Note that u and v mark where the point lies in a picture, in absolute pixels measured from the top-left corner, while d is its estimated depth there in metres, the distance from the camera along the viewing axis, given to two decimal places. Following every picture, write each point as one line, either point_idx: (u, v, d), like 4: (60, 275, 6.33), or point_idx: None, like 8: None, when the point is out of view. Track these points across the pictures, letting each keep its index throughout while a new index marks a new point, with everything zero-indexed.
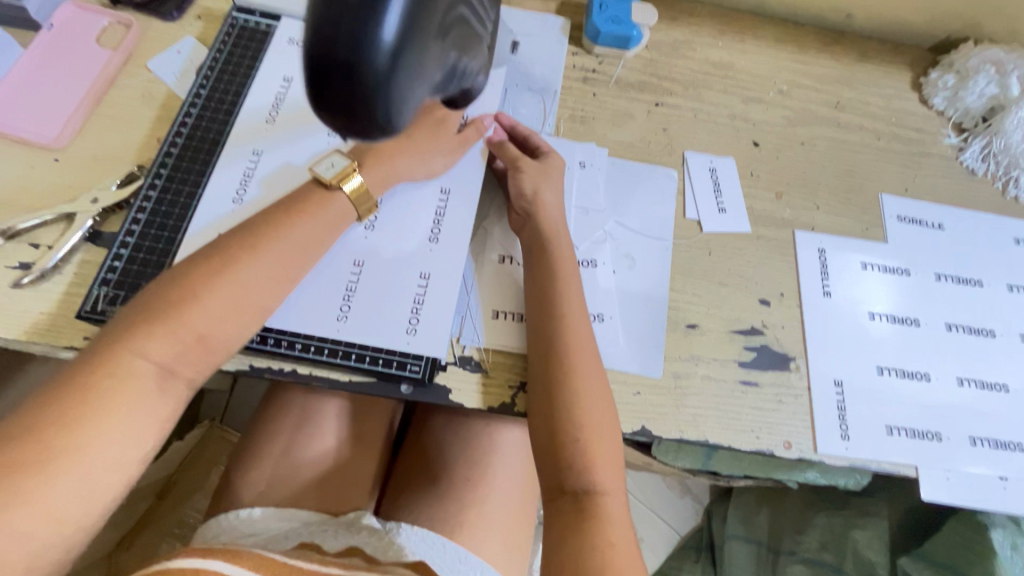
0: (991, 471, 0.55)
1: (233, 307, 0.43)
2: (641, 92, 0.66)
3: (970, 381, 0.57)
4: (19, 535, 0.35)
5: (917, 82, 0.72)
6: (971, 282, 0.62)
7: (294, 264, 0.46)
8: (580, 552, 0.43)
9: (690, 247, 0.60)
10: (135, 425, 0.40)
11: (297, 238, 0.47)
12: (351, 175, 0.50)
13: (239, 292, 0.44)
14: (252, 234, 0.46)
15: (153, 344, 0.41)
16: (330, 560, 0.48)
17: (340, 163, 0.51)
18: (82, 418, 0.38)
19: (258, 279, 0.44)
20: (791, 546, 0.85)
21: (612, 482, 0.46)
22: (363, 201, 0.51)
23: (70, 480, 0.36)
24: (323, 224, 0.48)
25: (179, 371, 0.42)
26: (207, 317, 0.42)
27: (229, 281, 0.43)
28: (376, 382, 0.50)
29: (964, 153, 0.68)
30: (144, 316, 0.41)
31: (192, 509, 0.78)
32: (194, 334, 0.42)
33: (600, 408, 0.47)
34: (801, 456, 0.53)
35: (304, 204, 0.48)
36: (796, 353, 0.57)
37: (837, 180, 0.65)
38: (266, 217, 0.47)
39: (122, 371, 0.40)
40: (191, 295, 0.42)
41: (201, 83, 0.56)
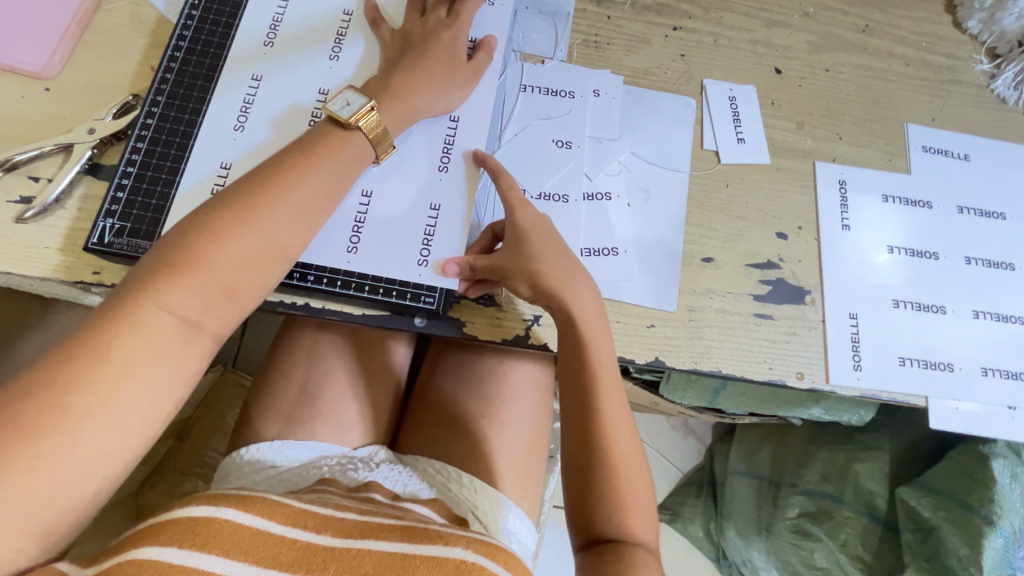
0: (1001, 400, 0.55)
1: (258, 255, 0.42)
2: (658, 15, 0.63)
3: (986, 313, 0.57)
4: (63, 480, 0.35)
5: (951, 4, 0.67)
6: (994, 215, 0.60)
7: (316, 211, 0.45)
8: (592, 493, 0.46)
9: (707, 179, 0.58)
10: (167, 375, 0.39)
11: (317, 181, 0.45)
12: (369, 112, 0.48)
13: (263, 240, 0.42)
14: (270, 177, 0.44)
15: (177, 296, 0.39)
16: (345, 505, 0.47)
17: (356, 101, 0.48)
18: (108, 368, 0.36)
19: (280, 226, 0.43)
20: (792, 478, 0.88)
21: (625, 417, 0.48)
22: (383, 140, 0.48)
23: (106, 426, 0.36)
24: (342, 167, 0.46)
25: (205, 325, 0.41)
26: (234, 265, 0.41)
27: (252, 228, 0.42)
28: (390, 315, 0.50)
29: (995, 80, 0.65)
30: (167, 267, 0.39)
31: (211, 449, 0.80)
32: (221, 284, 0.41)
33: (605, 347, 0.48)
34: (813, 386, 0.54)
35: (320, 145, 0.46)
36: (812, 287, 0.56)
37: (862, 110, 0.63)
38: (283, 160, 0.45)
39: (146, 323, 0.38)
40: (215, 242, 0.41)
41: (193, 5, 0.53)
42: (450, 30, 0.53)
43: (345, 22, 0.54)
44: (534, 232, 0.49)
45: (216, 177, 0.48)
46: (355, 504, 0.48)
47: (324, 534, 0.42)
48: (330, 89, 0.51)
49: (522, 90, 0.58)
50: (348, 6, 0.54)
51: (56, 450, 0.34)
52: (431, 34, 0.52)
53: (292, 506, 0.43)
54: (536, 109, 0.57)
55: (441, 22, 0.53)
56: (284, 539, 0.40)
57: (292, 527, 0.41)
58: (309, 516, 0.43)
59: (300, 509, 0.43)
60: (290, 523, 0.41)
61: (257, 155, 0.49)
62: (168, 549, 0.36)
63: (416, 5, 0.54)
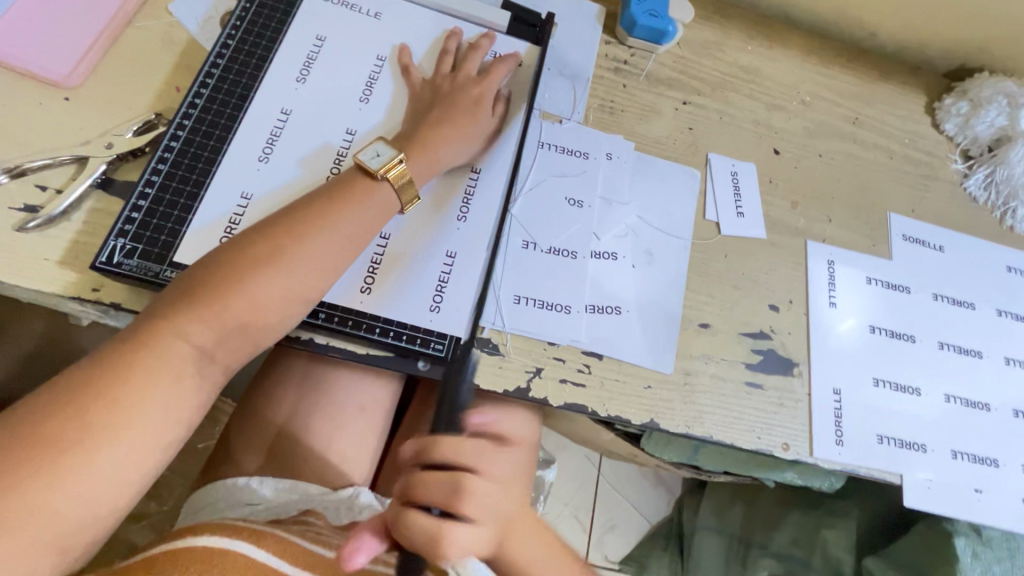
0: (968, 483, 0.58)
1: (281, 295, 0.42)
2: (669, 89, 0.66)
3: (956, 398, 0.61)
4: (74, 506, 0.34)
5: (931, 106, 0.74)
6: (965, 304, 0.65)
7: (341, 256, 0.45)
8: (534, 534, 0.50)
9: (707, 248, 0.61)
10: (182, 405, 0.39)
11: (342, 226, 0.45)
12: (398, 165, 0.49)
13: (286, 281, 0.42)
14: (293, 219, 0.44)
15: (194, 328, 0.39)
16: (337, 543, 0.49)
17: (385, 153, 0.49)
18: (131, 395, 0.36)
19: (304, 268, 0.43)
20: (762, 540, 0.89)
21: None
22: (407, 189, 0.50)
23: (119, 455, 0.36)
24: (371, 216, 0.47)
25: (216, 357, 0.41)
26: (253, 305, 0.41)
27: (278, 269, 0.42)
28: (395, 357, 0.50)
29: (968, 180, 0.71)
30: (188, 296, 0.40)
31: (173, 472, 0.76)
32: (237, 323, 0.41)
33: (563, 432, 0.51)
34: (797, 458, 0.56)
35: (351, 192, 0.47)
36: (800, 360, 0.59)
37: (850, 196, 0.67)
38: (312, 204, 0.45)
39: (163, 352, 0.38)
40: (230, 284, 0.40)
41: (229, 34, 0.54)
42: (478, 87, 0.56)
43: (377, 65, 0.56)
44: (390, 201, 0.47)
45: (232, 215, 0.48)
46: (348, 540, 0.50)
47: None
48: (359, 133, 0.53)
49: (540, 145, 0.60)
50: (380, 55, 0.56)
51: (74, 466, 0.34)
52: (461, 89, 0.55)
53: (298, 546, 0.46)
54: (551, 167, 0.59)
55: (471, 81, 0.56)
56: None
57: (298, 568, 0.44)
58: (310, 557, 0.45)
59: (305, 548, 0.46)
60: (298, 565, 0.44)
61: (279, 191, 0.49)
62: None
63: (447, 61, 0.57)
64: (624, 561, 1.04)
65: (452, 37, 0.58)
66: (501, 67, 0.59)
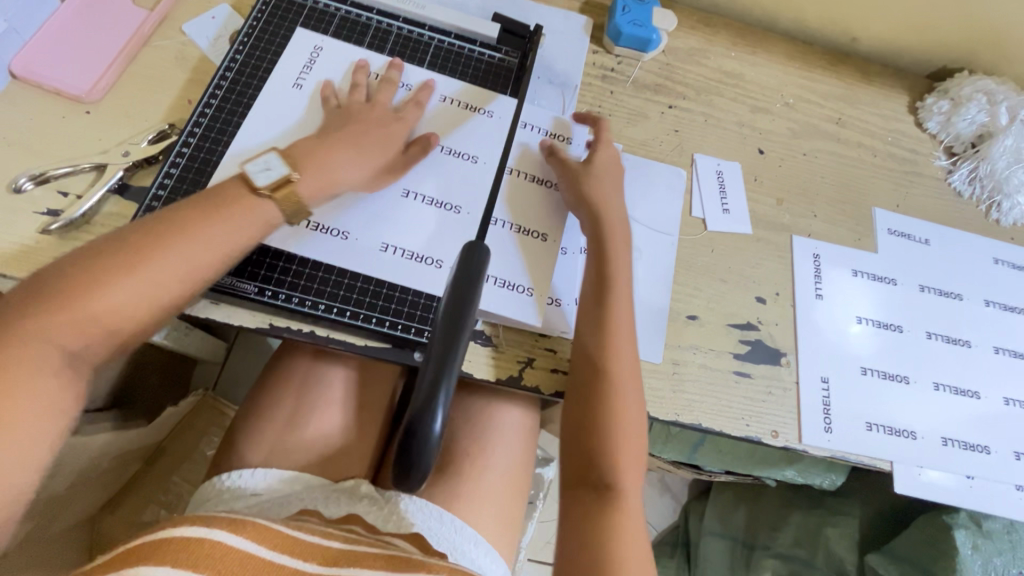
0: (959, 469, 0.58)
1: (159, 279, 0.44)
2: (656, 94, 0.69)
3: (946, 386, 0.61)
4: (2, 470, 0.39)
5: (914, 106, 0.76)
6: (952, 295, 0.66)
7: (247, 244, 0.48)
8: (593, 518, 0.50)
9: (694, 244, 0.63)
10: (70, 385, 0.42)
11: (218, 241, 0.47)
12: (287, 184, 0.49)
13: (166, 270, 0.44)
14: (159, 231, 0.45)
15: (69, 316, 0.42)
16: (330, 532, 0.50)
17: (276, 167, 0.50)
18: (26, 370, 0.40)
19: (194, 251, 0.46)
20: (767, 540, 0.89)
21: (630, 471, 0.51)
22: None
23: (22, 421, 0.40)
24: (273, 206, 0.49)
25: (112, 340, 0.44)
26: (92, 322, 0.42)
27: (150, 256, 0.44)
28: (391, 348, 0.52)
29: (953, 175, 0.72)
30: (63, 287, 0.42)
31: (181, 478, 0.79)
32: (113, 326, 0.43)
33: (628, 400, 0.52)
34: (787, 445, 0.57)
35: (266, 186, 0.49)
36: (787, 349, 0.60)
37: (835, 192, 0.69)
38: (215, 200, 0.48)
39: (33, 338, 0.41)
40: (80, 293, 0.42)
41: (237, 50, 0.58)
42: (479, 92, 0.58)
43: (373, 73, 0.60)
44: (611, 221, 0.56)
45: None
46: (338, 531, 0.51)
47: (311, 561, 0.46)
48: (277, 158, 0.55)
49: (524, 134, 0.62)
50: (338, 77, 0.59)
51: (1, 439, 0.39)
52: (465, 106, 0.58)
53: (278, 531, 0.46)
54: (536, 156, 0.61)
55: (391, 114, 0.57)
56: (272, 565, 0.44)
57: (279, 553, 0.45)
58: (298, 544, 0.47)
59: (287, 535, 0.47)
60: (279, 550, 0.45)
61: None
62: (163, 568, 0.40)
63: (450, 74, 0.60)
64: None
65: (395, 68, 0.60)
66: (491, 75, 0.63)
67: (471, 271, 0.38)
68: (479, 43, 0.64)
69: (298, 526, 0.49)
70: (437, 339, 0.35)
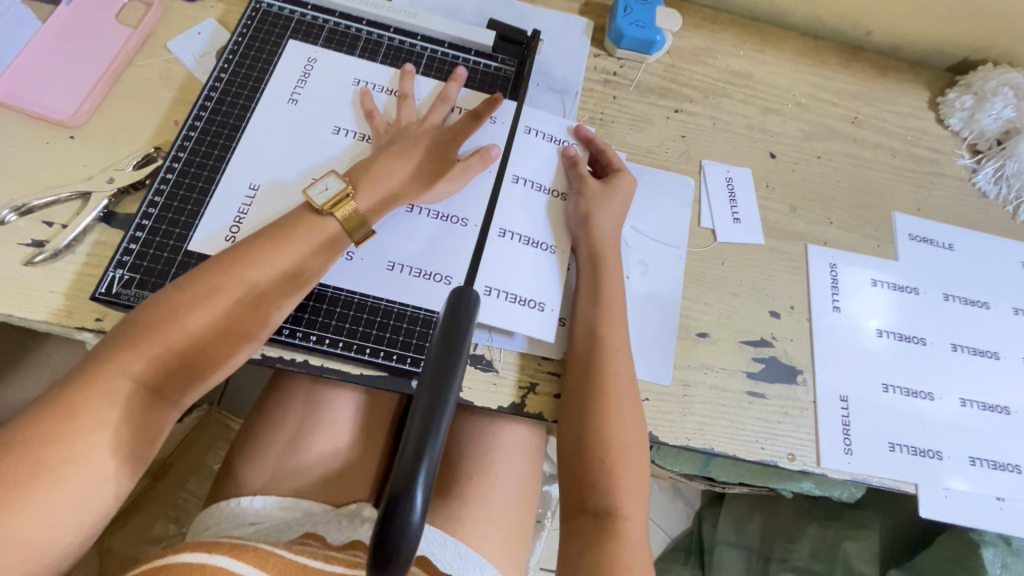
0: (988, 491, 0.55)
1: (217, 331, 0.43)
2: (661, 97, 0.66)
3: (973, 402, 0.58)
4: (41, 535, 0.36)
5: (934, 102, 0.72)
6: (978, 304, 0.63)
7: (289, 292, 0.46)
8: (588, 549, 0.46)
9: (703, 256, 0.60)
10: (128, 439, 0.40)
11: (281, 265, 0.46)
12: (345, 201, 0.49)
13: (222, 319, 0.43)
14: (230, 261, 0.45)
15: (136, 364, 0.40)
16: (337, 555, 0.48)
17: (334, 187, 0.49)
18: (80, 425, 0.38)
19: (249, 300, 0.44)
20: (783, 553, 0.86)
21: (633, 503, 0.47)
22: (357, 228, 0.49)
23: (78, 488, 0.37)
24: (307, 250, 0.47)
25: (166, 393, 0.42)
26: (154, 374, 0.41)
27: (213, 305, 0.43)
28: (388, 376, 0.50)
29: (977, 175, 0.69)
30: (129, 337, 0.41)
31: (188, 493, 0.76)
32: (184, 360, 0.42)
33: (625, 422, 0.49)
34: (804, 468, 0.54)
35: (290, 228, 0.47)
36: (804, 366, 0.57)
37: (852, 196, 0.66)
38: (255, 242, 0.46)
39: (105, 387, 0.39)
40: (153, 341, 0.41)
41: (223, 67, 0.56)
42: (485, 107, 0.57)
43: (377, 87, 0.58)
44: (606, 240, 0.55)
45: (231, 223, 0.51)
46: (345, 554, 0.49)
47: None
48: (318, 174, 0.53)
49: (525, 132, 0.60)
50: (387, 83, 0.59)
51: (48, 496, 0.36)
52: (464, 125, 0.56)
53: (281, 558, 0.45)
54: (532, 158, 0.59)
55: (439, 130, 0.56)
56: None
57: None
58: (303, 570, 0.45)
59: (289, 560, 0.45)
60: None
61: (262, 216, 0.51)
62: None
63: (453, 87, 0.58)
64: None
65: (455, 81, 0.58)
66: (488, 84, 0.61)
67: (457, 335, 0.27)
68: (474, 52, 0.62)
69: (303, 551, 0.47)
70: (409, 433, 0.25)
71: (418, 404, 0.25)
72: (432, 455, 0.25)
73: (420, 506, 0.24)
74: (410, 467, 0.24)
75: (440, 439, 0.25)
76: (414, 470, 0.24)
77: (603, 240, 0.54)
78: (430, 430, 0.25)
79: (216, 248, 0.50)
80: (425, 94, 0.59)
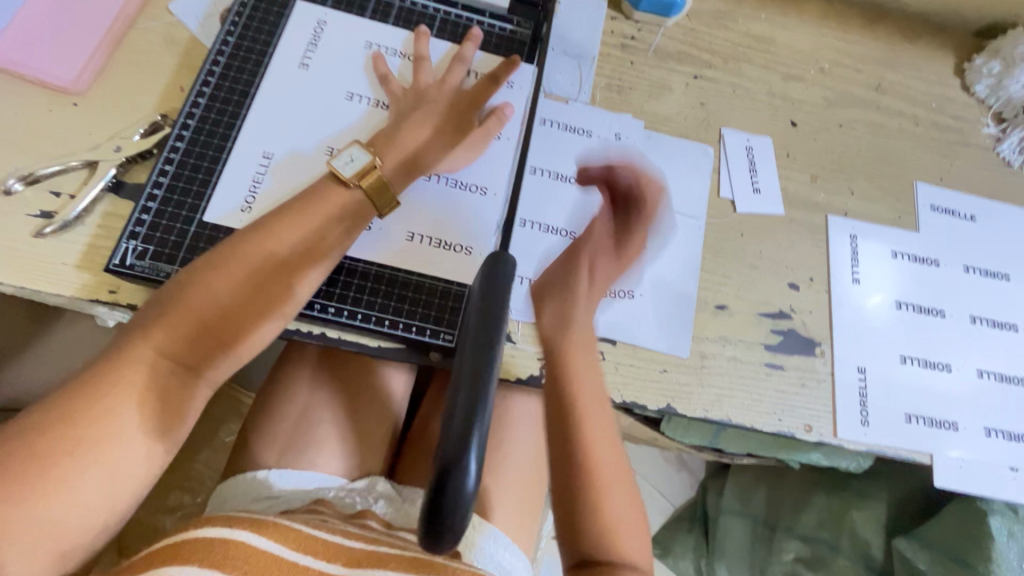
0: (1001, 461, 0.56)
1: (248, 304, 0.42)
2: (679, 63, 0.64)
3: (990, 373, 0.58)
4: (69, 514, 0.36)
5: (960, 67, 0.70)
6: (997, 275, 0.62)
7: (316, 264, 0.45)
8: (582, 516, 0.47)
9: (722, 227, 0.59)
10: (154, 420, 0.39)
11: (307, 237, 0.45)
12: (372, 171, 0.48)
13: (253, 292, 0.43)
14: (256, 231, 0.44)
15: (168, 339, 0.40)
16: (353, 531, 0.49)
17: (360, 158, 0.48)
18: (112, 402, 0.38)
19: (278, 272, 0.44)
20: (789, 522, 0.87)
21: (619, 474, 0.49)
22: (383, 198, 0.48)
23: (108, 469, 0.37)
24: (333, 221, 0.46)
25: (201, 371, 0.41)
26: (187, 348, 0.41)
27: (243, 278, 0.43)
28: (405, 348, 0.50)
29: (1002, 144, 0.67)
30: (158, 312, 0.40)
31: (205, 461, 0.76)
32: (216, 337, 0.42)
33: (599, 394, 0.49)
34: (821, 439, 0.54)
35: (316, 200, 0.46)
36: (822, 339, 0.57)
37: (874, 166, 0.64)
38: (280, 215, 0.45)
39: (137, 364, 0.39)
40: (186, 314, 0.41)
41: (229, 30, 0.54)
42: (501, 68, 0.55)
43: (387, 49, 0.56)
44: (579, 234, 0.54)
45: (246, 195, 0.49)
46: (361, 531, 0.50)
47: (334, 563, 0.45)
48: (335, 142, 0.52)
49: (540, 122, 0.59)
50: (401, 46, 0.56)
51: (75, 478, 0.36)
52: (484, 88, 0.54)
53: (304, 534, 0.45)
54: (546, 138, 0.58)
55: (457, 93, 0.54)
56: (297, 565, 0.43)
57: (304, 555, 0.44)
58: (321, 546, 0.46)
59: (308, 535, 0.46)
60: (304, 551, 0.44)
61: (279, 187, 0.50)
62: (187, 568, 0.40)
63: (468, 47, 0.56)
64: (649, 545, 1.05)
65: (470, 42, 0.56)
66: (502, 48, 0.58)
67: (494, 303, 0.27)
68: (488, 15, 0.59)
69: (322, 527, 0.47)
70: (456, 403, 0.24)
71: (462, 376, 0.25)
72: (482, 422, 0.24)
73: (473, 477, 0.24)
74: (457, 445, 0.23)
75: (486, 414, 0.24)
76: (463, 445, 0.23)
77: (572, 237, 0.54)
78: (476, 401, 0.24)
79: (233, 222, 0.49)
80: (441, 58, 0.57)
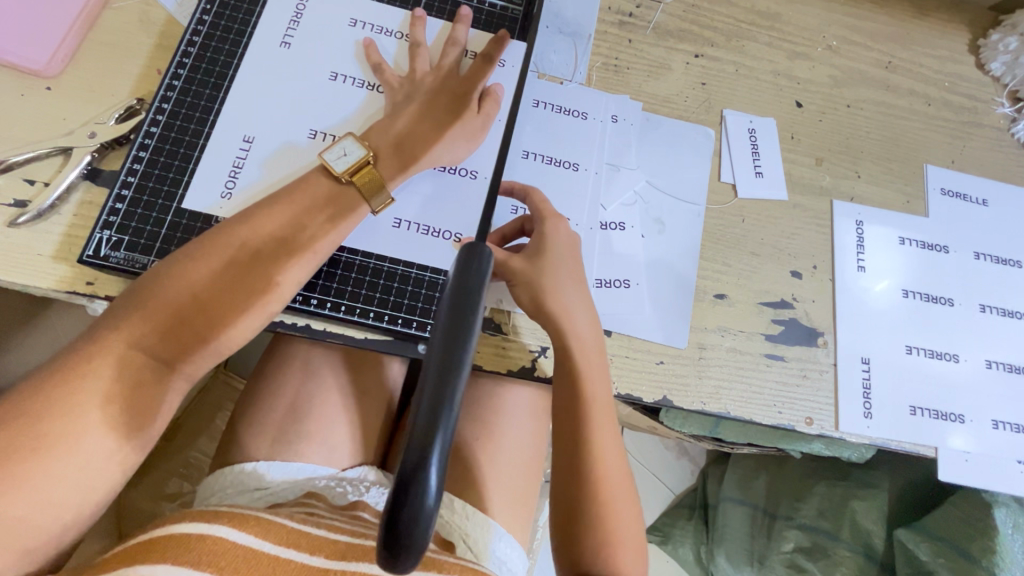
0: (1009, 453, 0.54)
1: (227, 298, 0.41)
2: (679, 41, 0.61)
3: (998, 364, 0.56)
4: (30, 512, 0.35)
5: (975, 44, 0.67)
6: (1009, 262, 0.60)
7: (300, 257, 0.43)
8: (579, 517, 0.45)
9: (723, 214, 0.57)
10: (124, 416, 0.38)
11: (289, 229, 0.43)
12: (367, 168, 0.46)
13: (234, 285, 0.41)
14: (238, 223, 0.43)
15: (142, 332, 0.39)
16: (339, 523, 0.48)
17: (353, 153, 0.46)
18: (81, 396, 0.36)
19: (260, 264, 0.42)
20: (789, 511, 0.86)
21: (618, 474, 0.47)
22: (376, 193, 0.46)
23: (76, 467, 0.36)
24: (317, 212, 0.44)
25: (177, 366, 0.40)
26: (163, 341, 0.39)
27: (223, 270, 0.41)
28: (392, 341, 0.48)
29: (1017, 124, 0.64)
30: (134, 304, 0.39)
31: (199, 452, 0.76)
32: (194, 331, 0.40)
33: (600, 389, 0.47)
34: (822, 432, 0.53)
35: (300, 190, 0.45)
36: (825, 329, 0.55)
37: (883, 149, 0.62)
38: (263, 206, 0.44)
39: (109, 357, 0.37)
40: (162, 307, 0.39)
41: (205, 9, 0.52)
42: (494, 45, 0.52)
43: (371, 28, 0.54)
44: (562, 236, 0.49)
45: (227, 177, 0.48)
46: (350, 523, 0.49)
47: (319, 554, 0.44)
48: (318, 126, 0.50)
49: (533, 103, 0.57)
50: (387, 25, 0.54)
51: (38, 475, 0.35)
52: (478, 70, 0.51)
53: (285, 527, 0.44)
54: (538, 120, 0.56)
55: (449, 75, 0.51)
56: (277, 559, 0.42)
57: (286, 547, 0.43)
58: (303, 536, 0.45)
59: (292, 528, 0.45)
60: (285, 544, 0.43)
61: (261, 174, 0.48)
62: (163, 565, 0.38)
63: (461, 28, 0.53)
64: (649, 532, 1.05)
65: (461, 22, 0.53)
66: (492, 26, 0.56)
67: (467, 298, 0.25)
68: None
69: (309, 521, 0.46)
70: (418, 409, 0.22)
71: (426, 379, 0.23)
72: (445, 432, 0.22)
73: (434, 486, 0.22)
74: (420, 452, 0.22)
75: (452, 417, 0.23)
76: (424, 451, 0.22)
77: (558, 247, 0.48)
78: (440, 407, 0.22)
79: (211, 209, 0.47)
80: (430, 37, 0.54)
